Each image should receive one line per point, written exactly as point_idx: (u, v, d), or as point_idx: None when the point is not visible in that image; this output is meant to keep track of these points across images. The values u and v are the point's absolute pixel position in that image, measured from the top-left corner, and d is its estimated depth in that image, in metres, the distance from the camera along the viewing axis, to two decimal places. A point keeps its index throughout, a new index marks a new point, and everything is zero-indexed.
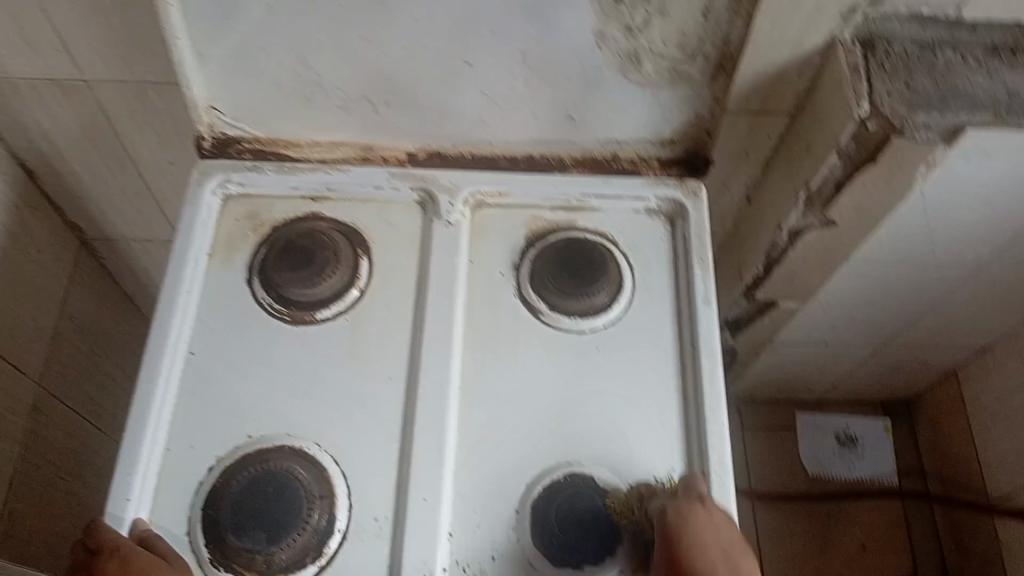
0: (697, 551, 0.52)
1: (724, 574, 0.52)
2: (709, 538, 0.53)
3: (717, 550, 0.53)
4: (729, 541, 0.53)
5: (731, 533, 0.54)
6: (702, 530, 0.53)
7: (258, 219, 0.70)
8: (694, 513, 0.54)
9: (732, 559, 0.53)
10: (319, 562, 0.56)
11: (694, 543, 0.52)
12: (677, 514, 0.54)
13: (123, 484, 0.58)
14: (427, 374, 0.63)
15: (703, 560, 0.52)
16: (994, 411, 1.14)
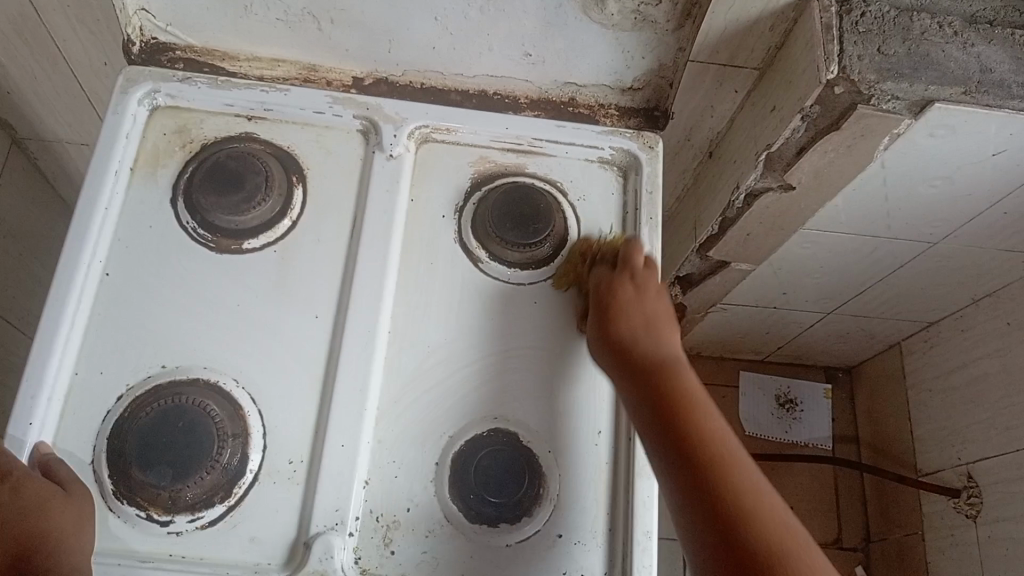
0: (622, 314, 0.56)
1: (648, 339, 0.55)
2: (634, 307, 0.57)
3: (639, 316, 0.56)
4: (656, 313, 0.57)
5: (661, 306, 0.57)
6: (627, 296, 0.57)
7: (187, 136, 0.65)
8: (624, 279, 0.59)
9: (653, 324, 0.56)
10: (228, 502, 0.54)
11: (621, 308, 0.57)
12: (609, 281, 0.59)
13: (26, 406, 0.55)
14: (355, 315, 0.60)
15: (626, 326, 0.55)
16: (932, 386, 1.16)
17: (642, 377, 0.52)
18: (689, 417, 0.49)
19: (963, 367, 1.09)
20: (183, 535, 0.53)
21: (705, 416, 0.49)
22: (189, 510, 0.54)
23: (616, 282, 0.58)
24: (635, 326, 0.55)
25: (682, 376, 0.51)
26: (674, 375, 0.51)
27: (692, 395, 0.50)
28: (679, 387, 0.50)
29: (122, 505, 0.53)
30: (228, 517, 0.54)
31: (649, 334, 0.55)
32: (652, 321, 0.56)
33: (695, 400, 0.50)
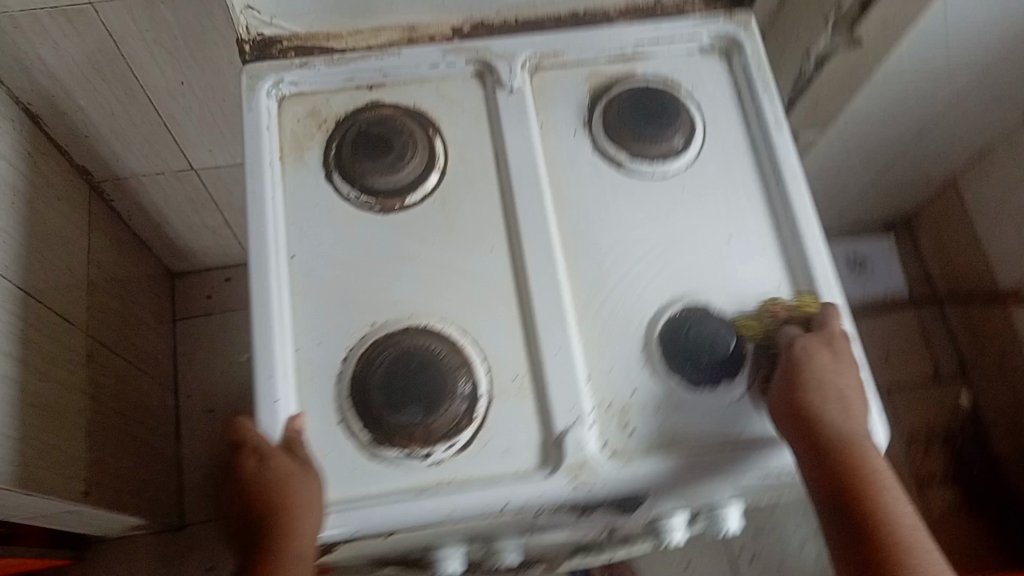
0: (813, 386, 0.56)
1: (837, 410, 0.56)
2: (827, 369, 0.57)
3: (829, 389, 0.56)
4: (849, 382, 0.57)
5: (852, 375, 0.57)
6: (823, 360, 0.57)
7: (319, 117, 0.69)
8: (820, 344, 0.58)
9: (842, 395, 0.56)
10: (473, 426, 0.59)
11: (812, 379, 0.56)
12: (805, 345, 0.58)
13: (268, 385, 0.59)
14: (528, 237, 0.64)
15: (817, 401, 0.55)
16: (996, 211, 1.20)
17: (843, 498, 0.53)
18: (874, 506, 0.53)
19: (1022, 187, 1.13)
20: (445, 462, 0.58)
21: (894, 506, 0.53)
22: (443, 439, 0.58)
23: (812, 346, 0.58)
24: (833, 393, 0.56)
25: (871, 476, 0.53)
26: (863, 462, 0.54)
27: (884, 496, 0.53)
28: (880, 500, 0.53)
29: (383, 450, 0.58)
30: (477, 438, 0.59)
31: (841, 406, 0.56)
32: (841, 386, 0.57)
33: (886, 500, 0.53)
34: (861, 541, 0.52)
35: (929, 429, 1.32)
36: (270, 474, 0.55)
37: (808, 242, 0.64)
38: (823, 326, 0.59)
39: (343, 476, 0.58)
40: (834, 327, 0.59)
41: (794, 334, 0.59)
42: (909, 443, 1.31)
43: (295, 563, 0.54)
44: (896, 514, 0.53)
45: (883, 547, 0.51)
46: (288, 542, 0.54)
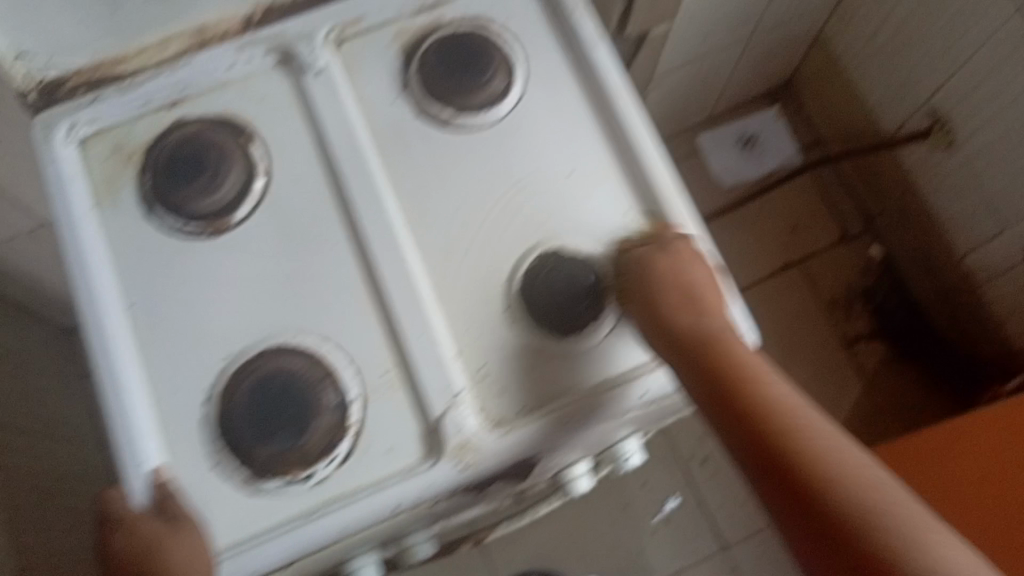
0: (665, 299, 0.60)
1: (692, 316, 0.60)
2: (660, 284, 0.59)
3: (673, 300, 0.60)
4: (691, 285, 0.60)
5: (704, 274, 0.61)
6: (665, 267, 0.60)
7: (125, 150, 0.64)
8: (672, 249, 0.61)
9: (693, 300, 0.60)
10: (351, 433, 0.59)
11: (658, 289, 0.60)
12: (662, 251, 0.61)
13: (133, 449, 0.57)
14: (367, 224, 0.62)
15: (676, 315, 0.59)
16: (865, 56, 1.21)
17: (729, 407, 0.56)
18: (756, 392, 0.56)
19: (884, 24, 1.13)
20: (329, 479, 0.58)
21: (774, 392, 0.57)
22: (322, 456, 0.58)
23: (653, 260, 0.60)
24: (696, 302, 0.60)
25: (745, 370, 0.57)
26: (729, 360, 0.58)
27: (763, 387, 0.56)
28: (756, 392, 0.56)
29: (266, 482, 0.57)
30: (357, 446, 0.59)
31: (691, 312, 0.60)
32: (701, 288, 0.61)
33: (761, 385, 0.57)
34: (749, 430, 0.55)
35: (846, 290, 1.35)
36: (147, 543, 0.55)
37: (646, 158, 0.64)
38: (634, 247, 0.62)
39: (232, 519, 0.56)
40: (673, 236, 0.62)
41: (630, 256, 0.61)
42: (830, 309, 1.34)
43: None
44: (783, 400, 0.56)
45: (779, 440, 0.54)
46: None
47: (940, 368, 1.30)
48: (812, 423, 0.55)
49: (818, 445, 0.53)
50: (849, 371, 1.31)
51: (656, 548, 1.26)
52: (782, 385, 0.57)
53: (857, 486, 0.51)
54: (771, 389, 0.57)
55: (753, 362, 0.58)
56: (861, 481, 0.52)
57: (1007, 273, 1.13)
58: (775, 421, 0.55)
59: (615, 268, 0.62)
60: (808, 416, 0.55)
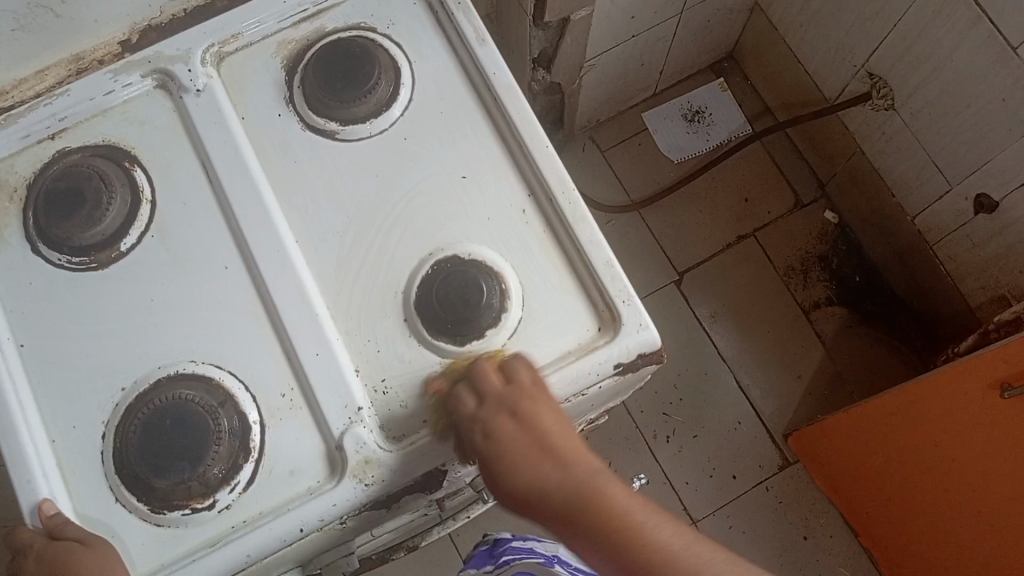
0: (521, 463, 0.55)
1: (551, 469, 0.55)
2: (512, 444, 0.55)
3: (528, 459, 0.55)
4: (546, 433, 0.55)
5: (553, 415, 0.56)
6: (512, 430, 0.55)
7: (7, 187, 0.63)
8: (514, 395, 0.55)
9: (550, 448, 0.55)
10: (253, 458, 0.57)
11: (509, 450, 0.55)
12: (494, 399, 0.55)
13: (30, 489, 0.56)
14: (257, 243, 0.61)
15: (537, 477, 0.54)
16: (802, 22, 1.19)
17: (609, 560, 0.53)
18: (635, 546, 0.53)
19: None
20: (234, 505, 0.56)
21: (653, 535, 0.53)
22: (224, 484, 0.56)
23: (489, 416, 0.55)
24: (543, 451, 0.55)
25: (620, 513, 0.53)
26: (599, 506, 0.54)
27: (639, 531, 0.53)
28: (633, 537, 0.53)
29: (167, 516, 0.55)
30: (260, 470, 0.57)
31: (548, 458, 0.55)
32: (552, 431, 0.55)
33: (642, 533, 0.53)
34: None
35: (803, 257, 1.33)
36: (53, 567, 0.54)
37: (539, 156, 0.62)
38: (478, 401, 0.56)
39: (138, 551, 0.55)
40: (525, 374, 0.56)
41: (467, 419, 0.55)
42: (787, 277, 1.33)
43: None
44: (661, 544, 0.53)
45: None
46: None
47: (902, 330, 1.29)
48: (700, 563, 0.53)
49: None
50: (810, 339, 1.30)
51: None
52: (658, 518, 0.54)
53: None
54: (649, 526, 0.54)
55: (624, 496, 0.54)
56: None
57: (957, 231, 1.11)
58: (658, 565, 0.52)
59: (500, 268, 0.60)
60: (693, 555, 0.53)
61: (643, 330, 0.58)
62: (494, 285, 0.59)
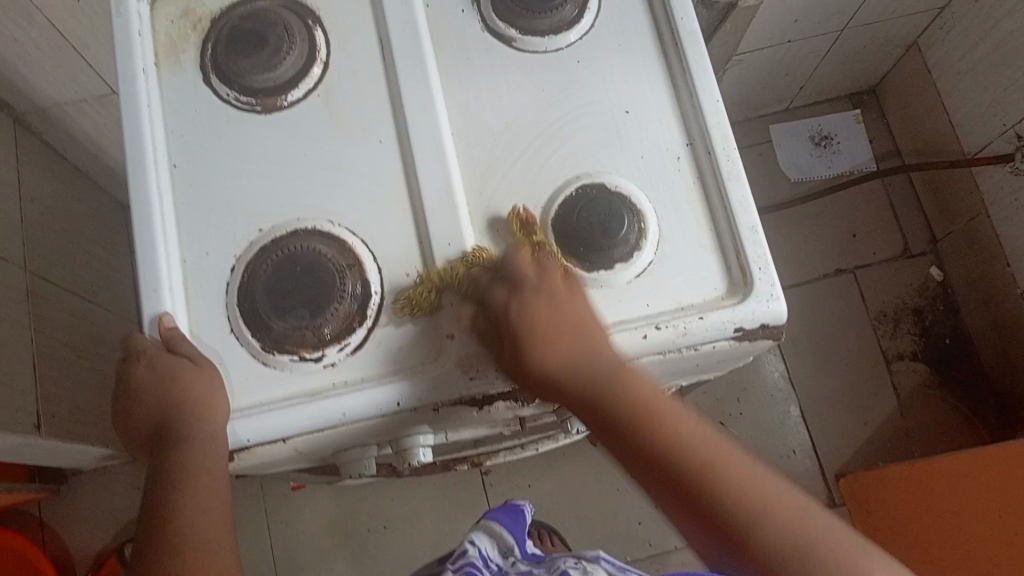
0: (549, 339, 0.54)
1: (576, 357, 0.54)
2: (538, 330, 0.54)
3: (566, 355, 0.54)
4: (569, 331, 0.54)
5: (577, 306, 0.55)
6: (537, 312, 0.55)
7: (194, 18, 0.65)
8: (527, 292, 0.55)
9: (576, 332, 0.55)
10: (366, 325, 0.58)
11: (540, 335, 0.54)
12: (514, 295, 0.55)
13: (153, 299, 0.58)
14: (416, 125, 0.61)
15: (565, 360, 0.54)
16: (960, 70, 1.16)
17: (648, 459, 0.52)
18: (644, 430, 0.52)
19: (986, 39, 1.08)
20: (339, 364, 0.57)
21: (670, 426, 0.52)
22: (334, 342, 0.57)
23: (527, 301, 0.55)
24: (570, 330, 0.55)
25: (634, 394, 0.53)
26: (631, 399, 0.53)
27: (667, 431, 0.52)
28: (645, 429, 0.52)
29: (275, 357, 0.57)
30: (371, 338, 0.58)
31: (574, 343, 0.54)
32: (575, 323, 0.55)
33: (653, 417, 0.52)
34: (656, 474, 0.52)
35: (897, 305, 1.31)
36: (161, 377, 0.56)
37: (707, 107, 0.61)
38: (499, 291, 0.56)
39: (240, 385, 0.57)
40: (531, 275, 0.56)
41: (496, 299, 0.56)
42: (877, 322, 1.31)
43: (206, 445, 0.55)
44: (675, 429, 0.52)
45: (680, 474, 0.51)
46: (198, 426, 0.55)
47: (980, 404, 1.26)
48: (705, 449, 0.51)
49: (716, 468, 0.51)
50: (883, 388, 1.28)
51: (655, 526, 1.25)
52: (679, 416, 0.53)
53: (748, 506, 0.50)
54: (690, 444, 0.52)
55: (651, 392, 0.53)
56: (749, 500, 0.49)
57: None
58: (692, 479, 0.50)
59: (647, 211, 0.60)
60: (699, 441, 0.52)
61: (774, 302, 0.57)
62: (634, 224, 0.59)
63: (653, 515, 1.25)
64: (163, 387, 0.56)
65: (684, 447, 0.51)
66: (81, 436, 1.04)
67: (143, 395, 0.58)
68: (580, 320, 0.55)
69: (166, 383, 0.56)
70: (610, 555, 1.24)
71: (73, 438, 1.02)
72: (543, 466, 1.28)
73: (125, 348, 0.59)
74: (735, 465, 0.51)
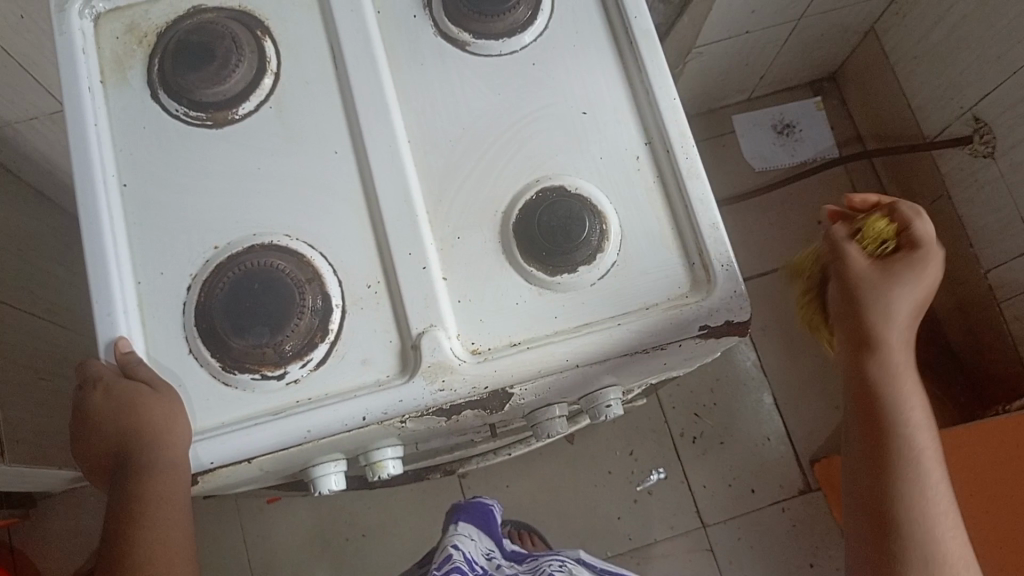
0: (882, 322, 0.60)
1: (892, 345, 0.61)
2: (873, 312, 0.60)
3: (889, 338, 0.60)
4: (900, 326, 0.60)
5: (907, 308, 0.60)
6: (886, 307, 0.60)
7: (138, 32, 0.64)
8: (895, 281, 0.59)
9: (904, 328, 0.61)
10: (329, 340, 0.57)
11: (882, 321, 0.60)
12: (883, 280, 0.60)
13: (108, 323, 0.56)
14: (371, 134, 0.60)
15: (877, 338, 0.60)
16: (917, 54, 1.17)
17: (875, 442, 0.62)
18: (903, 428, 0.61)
19: (941, 22, 1.09)
20: (301, 380, 0.56)
21: (920, 439, 0.61)
22: (297, 359, 0.56)
23: (893, 290, 0.59)
24: (902, 323, 0.61)
25: (906, 397, 0.61)
26: (897, 398, 0.61)
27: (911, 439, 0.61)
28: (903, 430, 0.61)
29: (237, 376, 0.56)
30: (334, 353, 0.57)
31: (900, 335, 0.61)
32: (904, 321, 0.61)
33: (910, 425, 0.61)
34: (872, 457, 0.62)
35: None
36: (120, 403, 0.55)
37: (663, 105, 0.61)
38: (863, 270, 0.60)
39: (200, 406, 0.56)
40: (902, 265, 0.60)
41: (856, 279, 0.60)
42: None
43: (172, 468, 0.54)
44: (922, 441, 0.61)
45: (895, 472, 0.61)
46: (163, 451, 0.54)
47: (948, 383, 1.28)
48: (931, 466, 0.61)
49: (923, 487, 0.61)
50: None
51: (636, 520, 1.25)
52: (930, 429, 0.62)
53: (935, 560, 0.60)
54: (923, 459, 0.61)
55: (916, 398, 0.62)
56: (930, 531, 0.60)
57: None
58: (904, 478, 0.61)
59: (607, 211, 0.60)
60: (931, 460, 0.61)
61: (737, 299, 0.57)
62: (596, 225, 0.59)
63: (632, 510, 1.25)
64: (123, 411, 0.55)
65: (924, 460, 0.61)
66: (45, 462, 1.02)
67: (103, 420, 0.57)
68: (915, 321, 0.61)
69: (127, 409, 0.55)
70: (592, 552, 1.24)
71: (36, 464, 1.00)
72: (520, 466, 1.28)
73: (82, 374, 0.58)
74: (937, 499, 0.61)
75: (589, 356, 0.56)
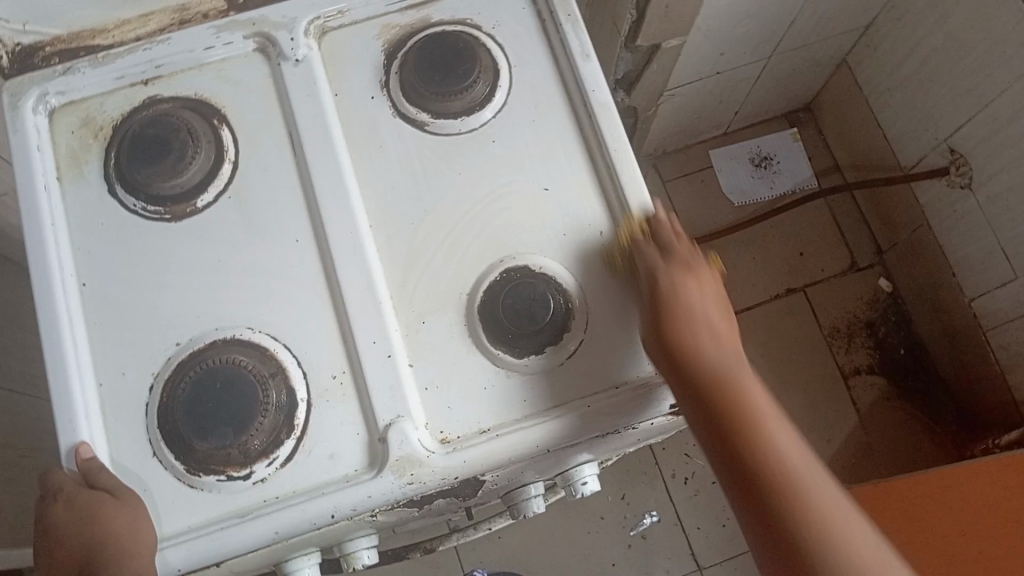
0: (685, 325, 0.55)
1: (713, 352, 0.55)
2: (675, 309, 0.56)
3: (693, 342, 0.55)
4: (702, 329, 0.56)
5: (699, 301, 0.57)
6: (694, 293, 0.57)
7: (93, 124, 0.63)
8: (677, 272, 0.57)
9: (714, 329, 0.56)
10: (295, 435, 0.56)
11: (687, 328, 0.55)
12: (666, 274, 0.57)
13: (69, 428, 0.55)
14: (332, 222, 0.60)
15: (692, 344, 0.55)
16: (889, 86, 1.17)
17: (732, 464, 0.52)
18: (755, 436, 0.52)
19: (911, 55, 1.09)
20: (268, 479, 0.55)
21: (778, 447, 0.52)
22: (262, 457, 0.55)
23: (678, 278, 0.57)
24: (704, 327, 0.56)
25: (747, 405, 0.53)
26: (735, 405, 0.53)
27: (774, 454, 0.51)
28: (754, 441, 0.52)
29: (201, 478, 0.55)
30: (300, 449, 0.56)
31: (709, 336, 0.56)
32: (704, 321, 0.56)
33: (761, 431, 0.52)
34: (737, 480, 0.52)
35: (850, 320, 1.32)
36: (84, 515, 0.54)
37: (626, 180, 0.60)
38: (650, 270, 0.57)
39: (165, 511, 0.55)
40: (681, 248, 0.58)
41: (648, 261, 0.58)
42: (831, 339, 1.31)
43: None
44: (779, 449, 0.52)
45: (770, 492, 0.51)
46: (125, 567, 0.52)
47: (939, 412, 1.27)
48: (804, 471, 0.51)
49: (804, 494, 0.50)
50: (844, 404, 1.28)
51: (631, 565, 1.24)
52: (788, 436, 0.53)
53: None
54: (786, 462, 0.51)
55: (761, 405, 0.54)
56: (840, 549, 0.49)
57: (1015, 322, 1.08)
58: (777, 489, 0.50)
59: (571, 287, 0.59)
60: (800, 465, 0.52)
61: None
62: (560, 303, 0.59)
63: (626, 556, 1.24)
64: (86, 522, 0.54)
65: (795, 464, 0.51)
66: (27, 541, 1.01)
67: (66, 534, 0.56)
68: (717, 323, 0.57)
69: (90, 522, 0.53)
70: None
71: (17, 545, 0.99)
72: None
73: (44, 484, 0.57)
74: (834, 511, 0.50)
75: (557, 438, 0.55)
